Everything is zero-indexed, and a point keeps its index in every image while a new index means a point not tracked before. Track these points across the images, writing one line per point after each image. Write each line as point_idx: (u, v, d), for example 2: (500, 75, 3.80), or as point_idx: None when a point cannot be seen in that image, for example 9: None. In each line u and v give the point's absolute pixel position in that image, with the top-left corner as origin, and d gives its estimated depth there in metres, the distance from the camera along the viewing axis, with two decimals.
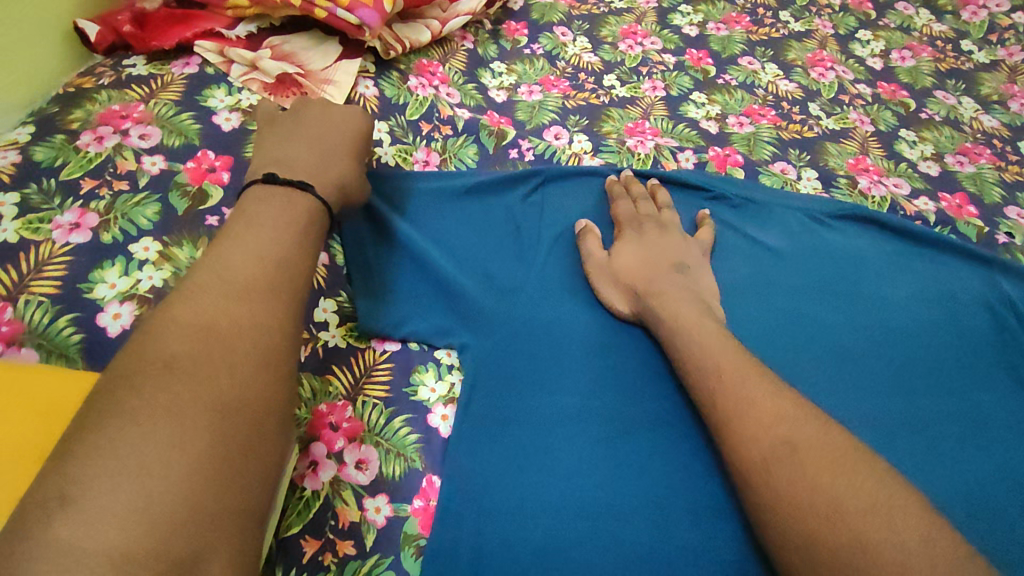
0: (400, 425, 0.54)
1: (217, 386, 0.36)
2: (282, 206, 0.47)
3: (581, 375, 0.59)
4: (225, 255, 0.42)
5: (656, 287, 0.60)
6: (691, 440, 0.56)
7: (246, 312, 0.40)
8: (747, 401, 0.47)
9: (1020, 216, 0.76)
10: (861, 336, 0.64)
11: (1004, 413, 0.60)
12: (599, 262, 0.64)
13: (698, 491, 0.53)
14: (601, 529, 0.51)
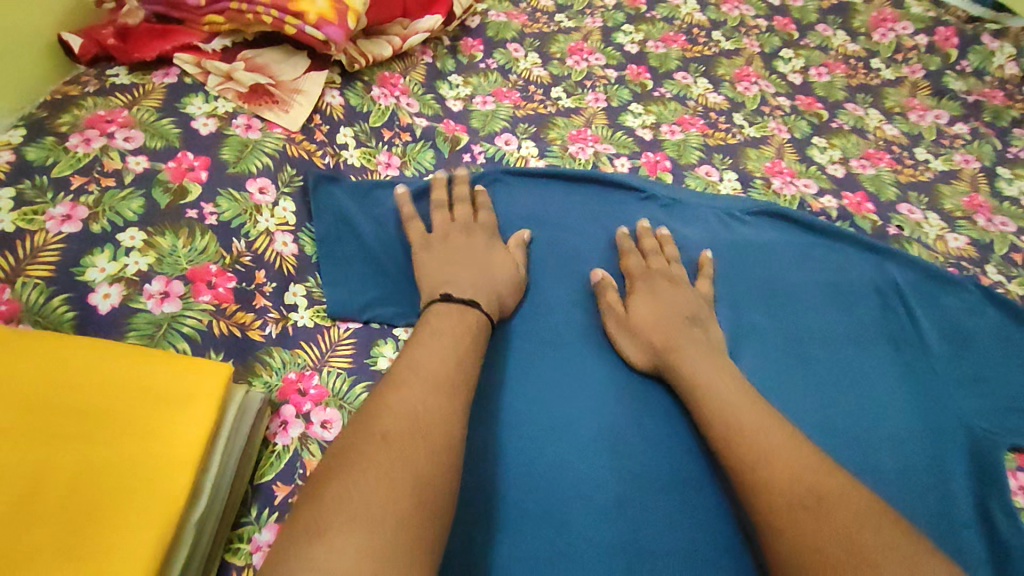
0: (362, 390, 0.62)
1: (415, 458, 0.46)
2: (456, 319, 0.61)
3: (524, 357, 0.67)
4: (421, 362, 0.54)
5: (675, 341, 0.65)
6: (614, 405, 0.65)
7: (436, 406, 0.51)
8: (769, 452, 0.53)
9: (910, 211, 0.86)
10: (767, 319, 0.73)
11: (886, 378, 0.70)
12: (618, 315, 0.69)
13: (617, 447, 0.62)
14: (536, 479, 0.59)
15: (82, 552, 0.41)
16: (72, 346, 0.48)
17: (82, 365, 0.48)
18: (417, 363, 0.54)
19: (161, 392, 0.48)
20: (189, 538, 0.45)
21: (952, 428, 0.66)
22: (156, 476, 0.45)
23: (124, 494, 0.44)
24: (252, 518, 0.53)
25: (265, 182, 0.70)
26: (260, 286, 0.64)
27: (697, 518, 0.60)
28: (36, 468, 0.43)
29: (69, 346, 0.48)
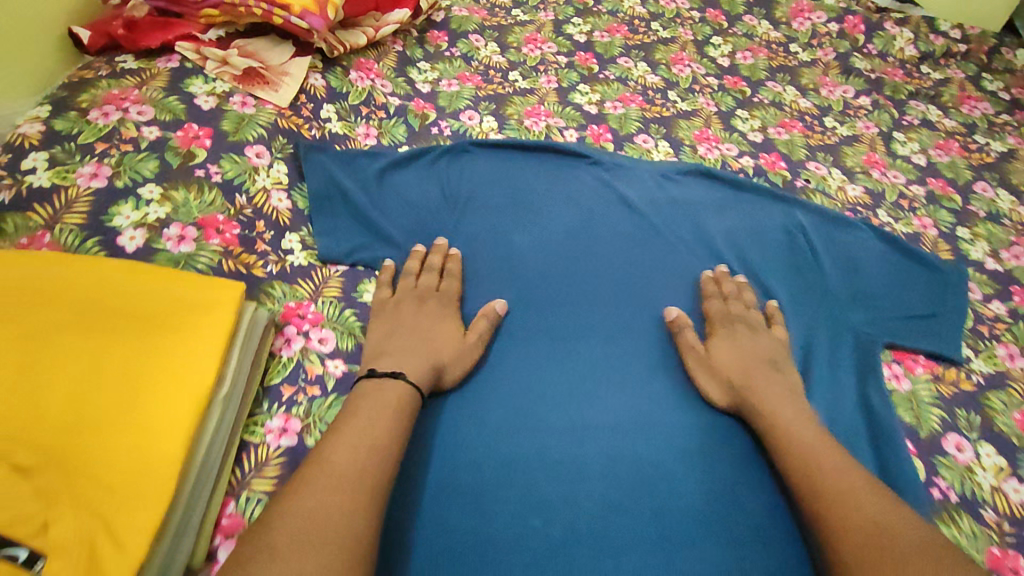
0: (349, 315, 0.73)
1: (356, 487, 0.52)
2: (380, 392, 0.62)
3: (485, 289, 0.79)
4: (362, 414, 0.58)
5: (752, 381, 0.69)
6: (560, 320, 0.78)
7: (375, 447, 0.56)
8: (844, 491, 0.56)
9: (817, 167, 1.01)
10: (693, 258, 0.87)
11: (788, 298, 0.84)
12: (697, 355, 0.74)
13: (563, 352, 0.75)
14: (495, 375, 0.72)
15: (130, 422, 0.51)
16: (111, 267, 0.59)
17: (121, 280, 0.58)
18: (355, 413, 0.58)
19: (185, 304, 0.58)
20: (216, 414, 0.56)
21: (842, 334, 0.80)
22: (185, 368, 0.55)
23: (161, 381, 0.54)
24: (264, 410, 0.64)
25: (261, 148, 0.82)
26: (260, 234, 0.75)
27: (632, 406, 0.71)
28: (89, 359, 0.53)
29: (109, 267, 0.58)
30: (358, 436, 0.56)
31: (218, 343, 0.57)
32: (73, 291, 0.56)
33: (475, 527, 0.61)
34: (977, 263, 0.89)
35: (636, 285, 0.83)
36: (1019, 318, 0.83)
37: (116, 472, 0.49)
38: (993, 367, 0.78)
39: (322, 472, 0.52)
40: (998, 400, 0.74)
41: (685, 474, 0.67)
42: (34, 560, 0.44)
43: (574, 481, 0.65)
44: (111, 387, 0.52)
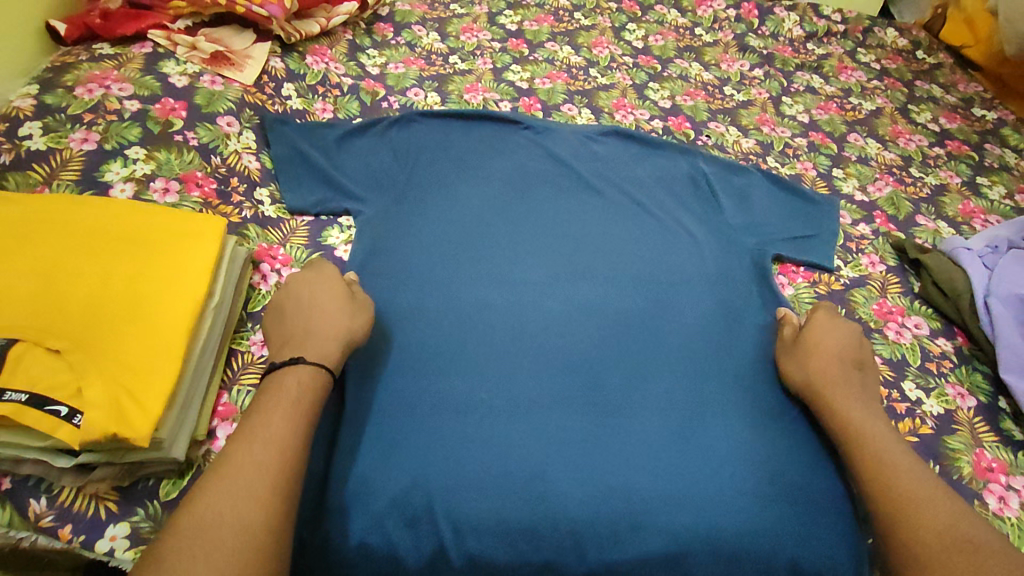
0: (315, 256, 0.85)
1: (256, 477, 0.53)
2: (287, 377, 0.61)
3: (423, 227, 0.87)
4: (264, 406, 0.59)
5: (835, 377, 0.71)
6: (490, 254, 0.86)
7: (279, 433, 0.57)
8: (923, 498, 0.60)
9: (717, 127, 1.18)
10: (612, 200, 0.97)
11: (693, 229, 0.94)
12: (788, 349, 0.77)
13: (493, 281, 0.83)
14: (431, 300, 0.79)
15: (139, 319, 0.60)
16: (105, 208, 0.68)
17: (116, 218, 0.68)
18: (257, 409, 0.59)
19: (175, 233, 0.68)
20: (211, 317, 0.66)
21: (740, 254, 0.91)
22: (180, 278, 0.64)
23: (161, 287, 0.63)
24: (248, 327, 0.74)
25: (231, 118, 0.93)
26: (234, 188, 0.87)
27: (556, 325, 0.79)
28: (99, 275, 0.62)
29: (104, 208, 0.68)
30: (252, 437, 0.56)
31: (206, 260, 0.67)
32: (77, 228, 0.65)
33: (426, 405, 0.69)
34: (847, 195, 1.07)
35: (565, 222, 0.92)
36: (880, 235, 1.00)
37: (130, 355, 0.57)
38: (858, 272, 0.94)
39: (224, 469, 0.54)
40: (861, 296, 0.90)
41: (613, 357, 0.77)
42: (73, 415, 0.54)
43: (515, 367, 0.74)
44: (119, 294, 0.61)
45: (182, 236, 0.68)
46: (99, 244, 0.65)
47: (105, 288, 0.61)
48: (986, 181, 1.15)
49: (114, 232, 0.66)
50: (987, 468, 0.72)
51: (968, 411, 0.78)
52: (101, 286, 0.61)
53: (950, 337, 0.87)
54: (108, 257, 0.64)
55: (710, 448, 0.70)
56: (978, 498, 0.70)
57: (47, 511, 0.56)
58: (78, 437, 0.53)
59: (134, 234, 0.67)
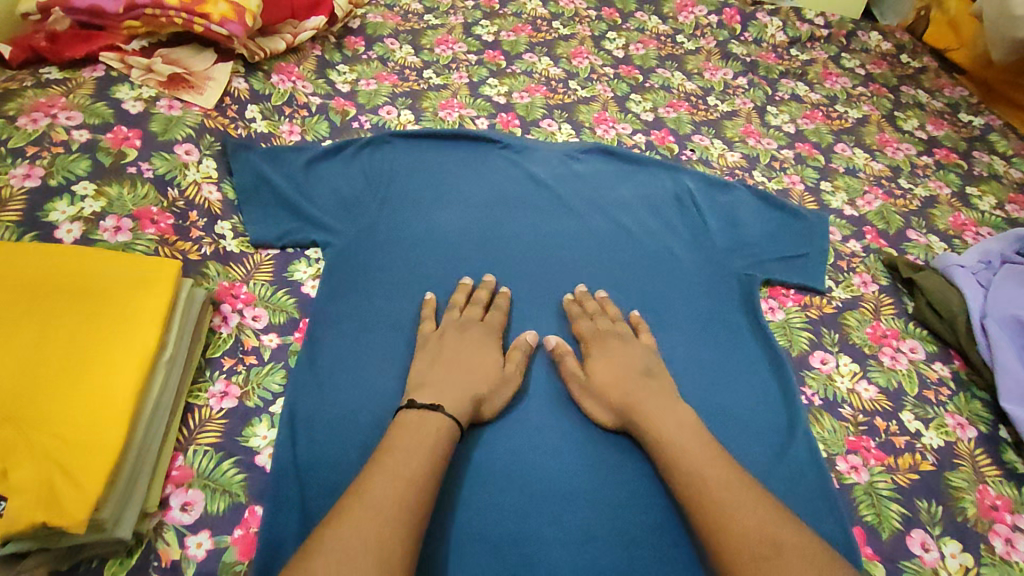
0: (280, 293, 0.79)
1: (397, 498, 0.53)
2: (417, 419, 0.60)
3: (397, 261, 0.83)
4: (421, 431, 0.59)
5: (630, 397, 0.68)
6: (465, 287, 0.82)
7: (421, 466, 0.56)
8: (734, 511, 0.55)
9: (701, 140, 1.14)
10: (594, 224, 0.93)
11: (679, 253, 0.90)
12: (579, 381, 0.72)
13: None
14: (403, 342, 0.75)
15: (80, 385, 0.55)
16: (45, 254, 0.63)
17: (58, 265, 0.62)
18: (396, 438, 0.58)
19: (124, 281, 0.63)
20: (162, 375, 0.61)
21: (727, 279, 0.88)
22: (128, 334, 0.59)
23: (106, 346, 0.58)
24: (207, 377, 0.69)
25: (189, 146, 0.87)
26: (193, 223, 0.81)
27: (536, 363, 0.76)
28: (35, 335, 0.57)
29: (44, 254, 0.63)
30: (398, 468, 0.55)
31: (159, 311, 0.62)
32: (11, 278, 0.60)
33: None
34: (837, 210, 1.04)
35: (547, 251, 0.88)
36: (871, 252, 0.97)
37: (69, 428, 0.52)
38: (850, 293, 0.90)
39: (372, 487, 0.53)
40: (854, 319, 0.87)
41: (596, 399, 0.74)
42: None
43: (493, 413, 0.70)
44: (59, 356, 0.56)
45: (132, 285, 0.63)
46: (37, 297, 0.59)
47: (43, 350, 0.56)
48: (975, 190, 1.12)
49: (54, 283, 0.61)
50: (991, 506, 0.69)
51: (968, 442, 0.74)
52: (37, 348, 0.56)
53: (947, 361, 0.84)
54: (47, 314, 0.59)
55: None
56: (983, 542, 0.66)
57: None
58: (5, 527, 0.48)
59: (77, 283, 0.62)
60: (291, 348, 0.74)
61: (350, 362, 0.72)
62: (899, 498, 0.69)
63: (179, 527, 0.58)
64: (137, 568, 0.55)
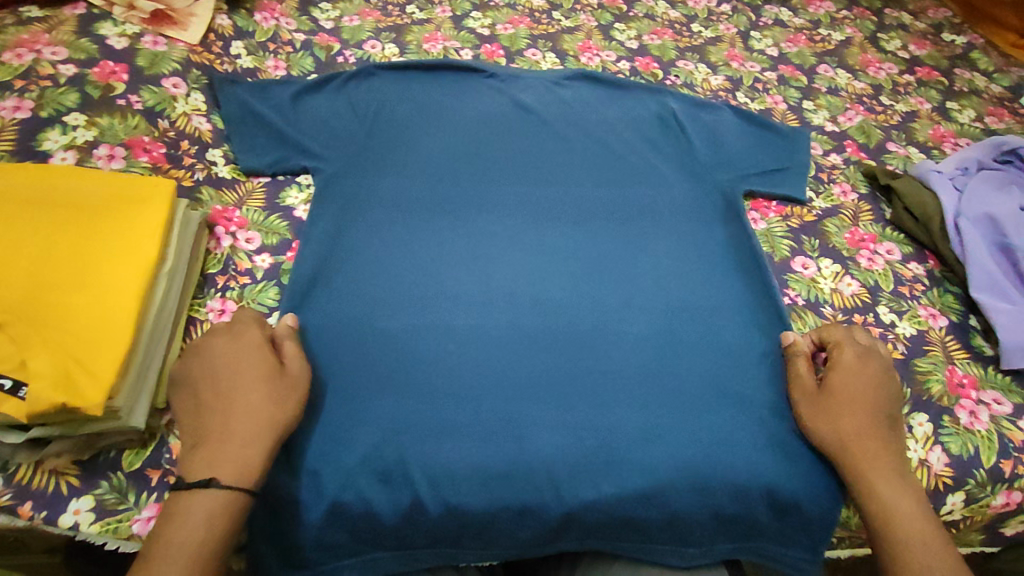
0: (272, 216, 0.81)
1: None
2: (197, 501, 0.50)
3: (386, 183, 0.84)
4: (195, 518, 0.50)
5: (856, 437, 0.62)
6: (454, 204, 0.84)
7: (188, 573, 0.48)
8: None
9: (685, 65, 1.15)
10: (577, 145, 0.94)
11: (665, 169, 0.92)
12: (806, 388, 0.67)
13: (456, 231, 0.81)
14: (394, 256, 0.77)
15: (87, 288, 0.58)
16: (42, 174, 0.65)
17: (54, 184, 0.64)
18: (172, 527, 0.49)
19: (120, 197, 0.65)
20: (163, 284, 0.63)
21: (711, 191, 0.90)
22: (129, 244, 0.62)
23: (110, 254, 0.60)
24: (208, 293, 0.71)
25: (177, 80, 0.88)
26: (185, 151, 0.83)
27: (525, 269, 0.78)
28: (41, 245, 0.59)
29: (40, 175, 0.65)
30: None
31: (157, 223, 0.64)
32: (10, 196, 0.62)
33: (396, 355, 0.68)
34: (818, 127, 1.05)
35: (534, 171, 0.90)
36: (851, 164, 0.99)
37: (79, 326, 0.55)
38: (830, 203, 0.93)
39: None
40: (833, 226, 0.89)
41: (583, 300, 0.75)
42: (19, 388, 0.51)
43: (483, 314, 0.72)
44: (65, 264, 0.59)
45: (129, 201, 0.65)
46: (38, 212, 0.61)
47: (48, 258, 0.59)
48: (955, 105, 1.13)
49: (52, 199, 0.63)
50: (958, 383, 0.72)
51: (939, 331, 0.78)
52: (41, 257, 0.58)
53: (922, 261, 0.86)
54: (49, 227, 0.61)
55: (687, 383, 0.69)
56: (948, 414, 0.69)
57: (4, 490, 0.54)
58: (27, 409, 0.51)
59: (74, 200, 0.63)
60: (284, 267, 0.76)
61: (343, 272, 0.74)
62: None
63: None
64: (151, 460, 0.58)
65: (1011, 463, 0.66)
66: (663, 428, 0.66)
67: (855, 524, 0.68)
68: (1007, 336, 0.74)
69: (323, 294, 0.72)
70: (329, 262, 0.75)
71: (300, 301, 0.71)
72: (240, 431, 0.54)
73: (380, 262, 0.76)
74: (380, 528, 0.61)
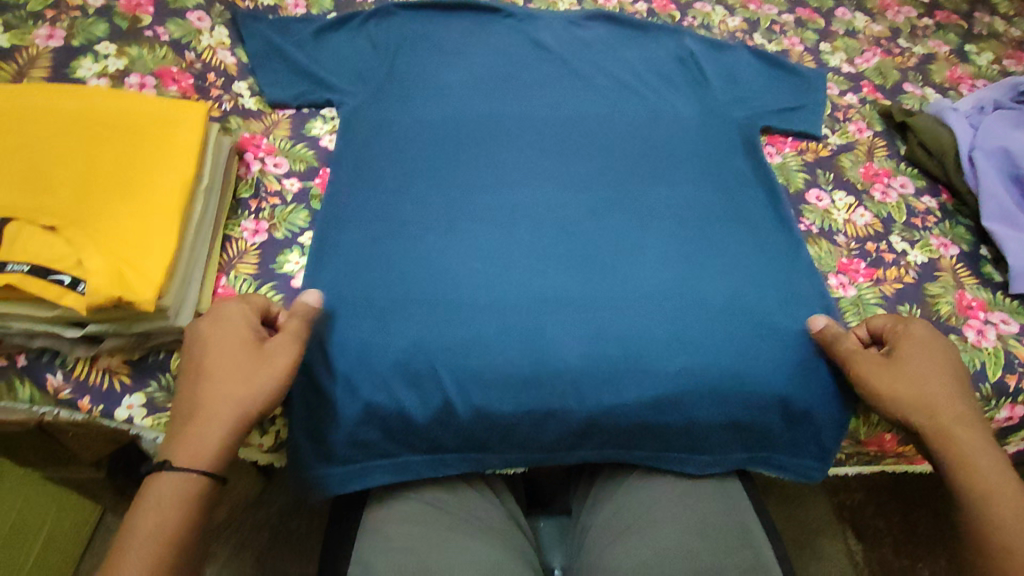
0: (299, 145, 0.83)
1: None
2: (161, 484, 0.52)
3: (409, 117, 0.85)
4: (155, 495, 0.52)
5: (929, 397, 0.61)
6: (475, 136, 0.85)
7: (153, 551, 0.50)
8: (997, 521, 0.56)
9: (703, 6, 1.14)
10: (596, 82, 0.95)
11: (682, 105, 0.92)
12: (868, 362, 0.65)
13: (476, 161, 0.82)
14: (418, 183, 0.79)
15: (131, 198, 0.60)
16: (81, 95, 0.67)
17: (94, 104, 0.66)
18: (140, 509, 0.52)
19: (157, 117, 0.67)
20: (201, 201, 0.66)
21: (727, 126, 0.91)
22: (168, 159, 0.64)
23: (151, 168, 0.63)
24: (242, 214, 0.74)
25: (201, 14, 0.89)
26: (212, 84, 0.85)
27: (545, 199, 0.80)
28: (87, 159, 0.62)
29: (80, 95, 0.67)
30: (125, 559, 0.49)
31: (193, 141, 0.66)
32: (54, 115, 0.64)
33: (423, 273, 0.70)
34: (835, 68, 1.06)
35: (555, 106, 0.91)
36: (867, 103, 1.00)
37: (127, 231, 0.58)
38: (845, 139, 0.94)
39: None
40: (848, 160, 0.90)
41: (601, 226, 0.77)
42: (77, 283, 0.54)
43: (505, 238, 0.75)
44: (110, 176, 0.61)
45: (166, 120, 0.67)
46: (80, 129, 0.64)
47: (95, 170, 0.61)
48: (973, 48, 1.13)
49: (92, 118, 0.65)
50: (968, 305, 0.75)
51: (950, 259, 0.80)
52: (87, 169, 0.61)
53: (935, 195, 0.88)
54: (93, 142, 0.63)
55: (703, 303, 0.72)
56: (955, 333, 0.72)
57: (65, 384, 0.59)
58: (86, 303, 0.54)
59: (113, 119, 0.66)
60: (312, 193, 0.79)
61: (370, 197, 0.76)
62: (884, 304, 0.75)
63: None
64: None
65: (1016, 378, 0.69)
66: (680, 343, 0.69)
67: (863, 435, 0.73)
68: (1015, 261, 0.76)
69: (351, 216, 0.74)
70: (355, 188, 0.77)
71: (329, 224, 0.74)
72: (207, 410, 0.54)
73: (406, 188, 0.78)
74: (413, 430, 0.64)
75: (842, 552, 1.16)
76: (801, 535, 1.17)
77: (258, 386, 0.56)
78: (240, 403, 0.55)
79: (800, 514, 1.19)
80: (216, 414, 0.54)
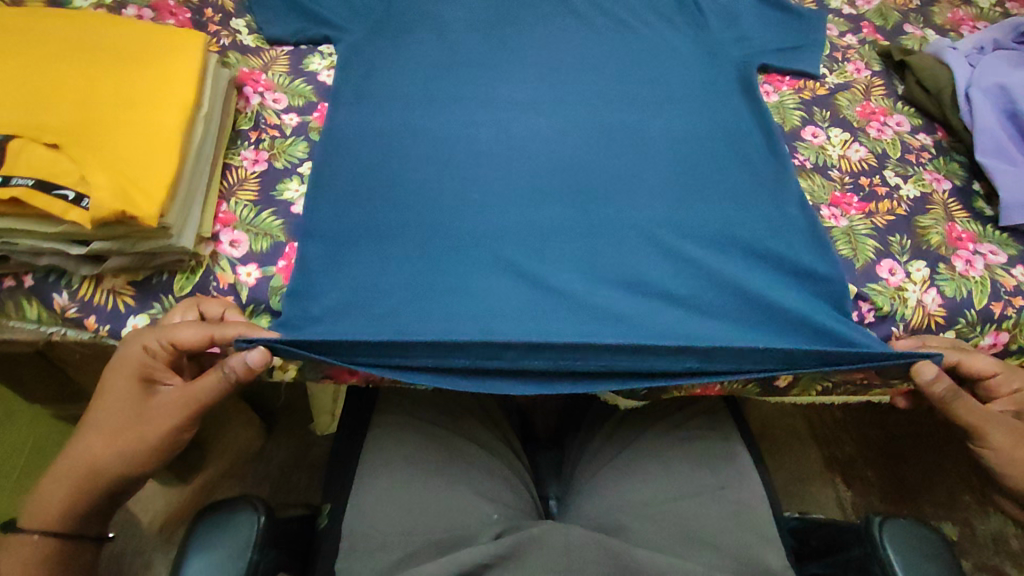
0: (296, 81, 0.83)
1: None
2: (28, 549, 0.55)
3: (404, 55, 0.85)
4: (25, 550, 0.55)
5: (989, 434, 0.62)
6: (470, 72, 0.85)
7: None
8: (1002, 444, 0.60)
9: None
10: (594, 22, 0.94)
11: (681, 43, 0.92)
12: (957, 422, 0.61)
13: (470, 96, 0.83)
14: (411, 118, 0.79)
15: (132, 119, 0.61)
16: (78, 21, 0.67)
17: (92, 31, 0.66)
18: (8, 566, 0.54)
19: (154, 43, 0.67)
20: (201, 126, 0.66)
21: (725, 64, 0.90)
22: (166, 83, 0.64)
23: (150, 91, 0.63)
24: (242, 145, 0.75)
25: None
26: (209, 19, 0.85)
27: (537, 132, 0.80)
28: (85, 81, 0.62)
29: (76, 22, 0.67)
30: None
31: (190, 66, 0.66)
32: (50, 41, 0.64)
33: (419, 201, 0.72)
34: (835, 9, 1.04)
35: (551, 43, 0.90)
36: (867, 44, 0.99)
37: (128, 150, 0.58)
38: (843, 79, 0.93)
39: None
40: (846, 99, 0.90)
41: (594, 158, 0.78)
42: (82, 199, 0.55)
43: (500, 170, 0.76)
44: (109, 98, 0.61)
45: (162, 47, 0.67)
46: (77, 53, 0.64)
47: (94, 91, 0.61)
48: None
49: (89, 43, 0.65)
50: (957, 237, 0.76)
51: (942, 194, 0.81)
52: (87, 91, 0.61)
53: (930, 133, 0.88)
54: (90, 66, 0.63)
55: (694, 231, 0.73)
56: (944, 262, 0.74)
57: (70, 303, 0.61)
58: (90, 218, 0.55)
59: (111, 45, 0.66)
60: (312, 126, 0.79)
61: (365, 130, 0.77)
62: (876, 236, 0.76)
63: (231, 257, 0.65)
64: (200, 285, 0.64)
65: (1002, 304, 0.72)
66: (675, 266, 0.70)
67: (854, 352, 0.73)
68: (1007, 193, 0.77)
69: (348, 149, 0.75)
70: (349, 122, 0.78)
71: (329, 155, 0.75)
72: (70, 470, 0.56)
73: (403, 122, 0.79)
74: None
75: (831, 499, 1.16)
76: (792, 485, 1.18)
77: (117, 448, 0.56)
78: (95, 464, 0.56)
79: (792, 464, 1.20)
80: (72, 472, 0.56)
